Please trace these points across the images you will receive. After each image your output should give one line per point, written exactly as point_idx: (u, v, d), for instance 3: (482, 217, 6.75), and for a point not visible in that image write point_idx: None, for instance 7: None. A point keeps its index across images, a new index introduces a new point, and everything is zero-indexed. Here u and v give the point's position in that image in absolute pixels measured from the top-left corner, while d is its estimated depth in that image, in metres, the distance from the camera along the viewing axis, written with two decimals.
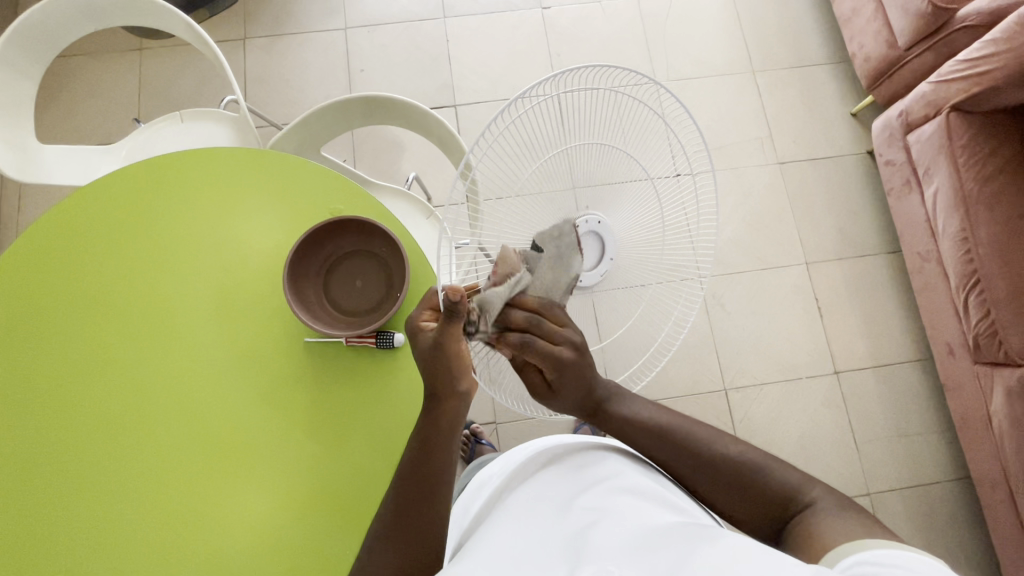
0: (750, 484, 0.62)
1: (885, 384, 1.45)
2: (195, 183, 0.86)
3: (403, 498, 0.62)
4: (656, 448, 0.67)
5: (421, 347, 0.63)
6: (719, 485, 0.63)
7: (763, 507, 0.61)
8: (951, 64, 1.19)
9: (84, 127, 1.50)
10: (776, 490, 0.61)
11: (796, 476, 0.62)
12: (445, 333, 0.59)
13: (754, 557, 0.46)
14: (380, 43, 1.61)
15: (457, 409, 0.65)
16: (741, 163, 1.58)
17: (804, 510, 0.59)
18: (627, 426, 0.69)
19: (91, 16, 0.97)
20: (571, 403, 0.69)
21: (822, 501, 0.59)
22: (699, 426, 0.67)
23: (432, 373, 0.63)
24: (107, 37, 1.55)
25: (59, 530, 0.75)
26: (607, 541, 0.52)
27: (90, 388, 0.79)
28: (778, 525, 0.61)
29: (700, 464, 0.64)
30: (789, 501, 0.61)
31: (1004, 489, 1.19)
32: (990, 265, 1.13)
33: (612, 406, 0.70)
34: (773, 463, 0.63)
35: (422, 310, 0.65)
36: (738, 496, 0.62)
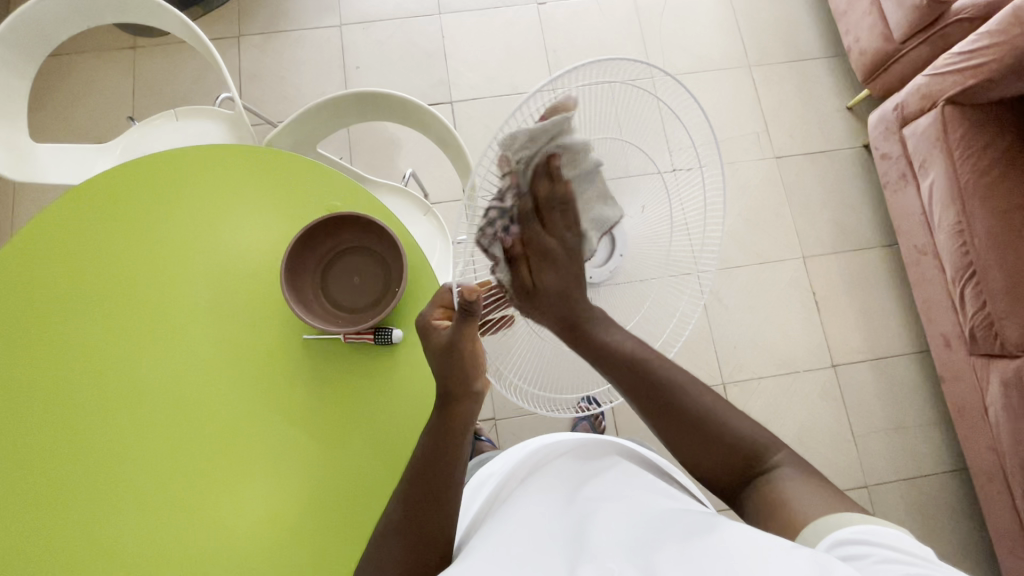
0: (713, 429, 0.63)
1: (882, 377, 1.45)
2: (191, 181, 0.86)
3: (413, 494, 0.62)
4: (626, 378, 0.65)
5: (434, 347, 0.63)
6: (692, 435, 0.63)
7: (729, 460, 0.62)
8: (946, 57, 1.19)
9: (79, 126, 1.49)
10: (744, 447, 0.62)
11: (764, 435, 0.63)
12: (461, 334, 0.60)
13: (753, 543, 0.46)
14: (375, 40, 1.61)
15: (469, 409, 0.65)
16: (737, 157, 1.58)
17: (767, 471, 0.60)
18: (601, 352, 0.65)
19: (83, 14, 0.96)
20: (551, 313, 0.65)
21: (786, 465, 0.60)
22: (677, 367, 0.66)
23: (447, 375, 0.63)
24: (101, 35, 1.54)
25: (58, 529, 0.74)
26: (607, 532, 0.52)
27: (87, 388, 0.79)
28: (743, 483, 0.62)
29: (671, 408, 0.64)
30: (754, 458, 0.62)
31: (1000, 479, 1.20)
32: (986, 256, 1.14)
33: (591, 330, 0.66)
34: (739, 416, 0.64)
35: (435, 308, 0.64)
36: (702, 445, 0.63)
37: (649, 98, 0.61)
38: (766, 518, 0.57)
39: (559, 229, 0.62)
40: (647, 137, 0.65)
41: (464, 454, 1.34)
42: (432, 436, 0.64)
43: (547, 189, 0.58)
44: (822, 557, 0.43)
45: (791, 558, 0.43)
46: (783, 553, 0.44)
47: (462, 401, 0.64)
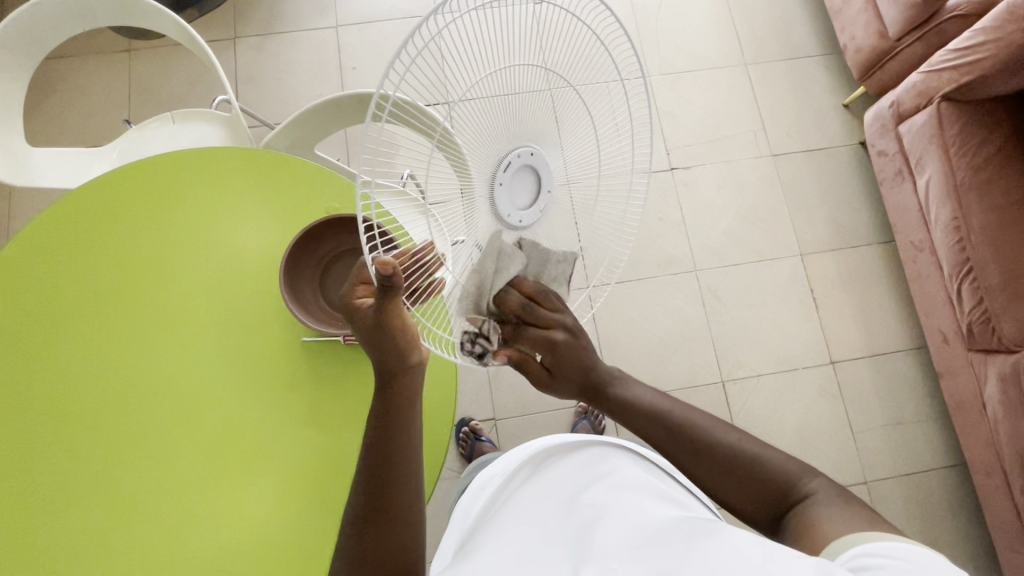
0: (747, 469, 0.61)
1: (881, 373, 1.46)
2: (187, 186, 0.85)
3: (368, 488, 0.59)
4: (655, 433, 0.65)
5: (362, 326, 0.59)
6: (726, 474, 0.61)
7: (763, 495, 0.60)
8: (942, 54, 1.19)
9: (74, 130, 1.48)
10: (776, 479, 0.60)
11: (791, 462, 0.62)
12: (383, 307, 0.56)
13: (754, 548, 0.46)
14: (371, 40, 1.61)
15: (410, 383, 0.63)
16: (734, 155, 1.58)
17: (803, 500, 0.59)
18: (629, 412, 0.66)
19: (77, 17, 0.96)
20: (571, 385, 0.67)
21: (820, 492, 0.59)
22: (698, 414, 0.65)
23: (380, 350, 0.60)
24: (95, 38, 1.54)
25: (58, 531, 0.74)
26: (608, 541, 0.51)
27: (85, 395, 0.78)
28: (778, 514, 0.60)
29: (703, 456, 0.62)
30: (789, 489, 0.60)
31: (999, 475, 1.20)
32: (983, 253, 1.14)
33: (614, 390, 0.67)
34: (768, 449, 0.63)
35: (355, 286, 0.60)
36: (741, 486, 0.61)
37: (585, 43, 0.57)
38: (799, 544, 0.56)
39: (548, 317, 0.60)
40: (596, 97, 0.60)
41: (464, 454, 1.34)
42: (377, 422, 0.61)
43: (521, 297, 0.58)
44: (826, 564, 0.43)
45: (793, 566, 0.43)
46: (784, 561, 0.44)
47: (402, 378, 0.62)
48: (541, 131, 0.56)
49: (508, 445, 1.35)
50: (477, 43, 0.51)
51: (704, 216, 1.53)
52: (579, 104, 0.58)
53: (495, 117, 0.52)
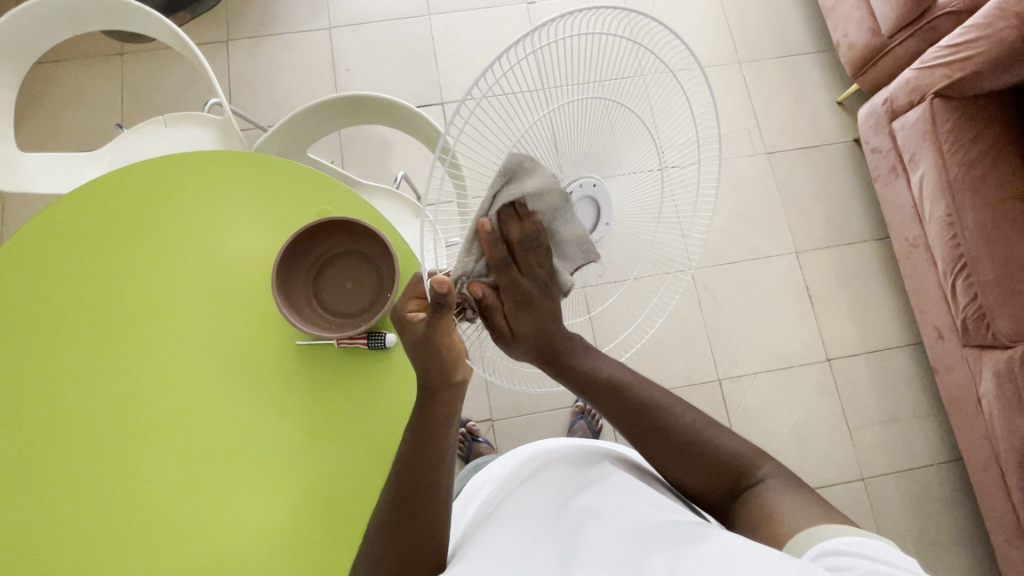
0: (697, 448, 0.62)
1: (877, 370, 1.46)
2: (182, 190, 0.85)
3: (402, 495, 0.60)
4: (606, 402, 0.67)
5: (411, 339, 0.62)
6: (678, 454, 0.63)
7: (715, 478, 0.62)
8: (934, 50, 1.20)
9: (67, 135, 1.48)
10: (728, 463, 0.62)
11: (748, 446, 0.63)
12: (435, 324, 0.58)
13: (741, 552, 0.46)
14: (365, 42, 1.60)
15: (451, 398, 0.64)
16: (729, 153, 1.58)
17: (755, 485, 0.60)
18: (587, 381, 0.68)
19: (67, 21, 0.95)
20: (530, 350, 0.67)
21: (772, 478, 0.60)
22: (652, 385, 0.67)
23: (425, 365, 0.62)
24: (87, 42, 1.53)
25: (54, 536, 0.74)
26: (599, 540, 0.52)
27: (83, 401, 0.78)
28: (731, 497, 0.61)
29: (653, 430, 0.64)
30: (742, 472, 0.61)
31: (995, 469, 1.20)
32: (977, 248, 1.15)
33: (571, 358, 0.68)
34: (726, 432, 0.64)
35: (408, 299, 0.62)
36: (692, 465, 0.62)
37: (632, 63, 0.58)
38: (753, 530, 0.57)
39: (533, 271, 0.61)
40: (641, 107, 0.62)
41: (461, 456, 1.34)
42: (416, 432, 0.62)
43: (518, 231, 0.56)
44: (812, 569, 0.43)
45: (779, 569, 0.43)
46: (770, 564, 0.44)
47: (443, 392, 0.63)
48: (603, 160, 0.61)
49: (505, 446, 1.35)
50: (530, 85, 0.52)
51: None
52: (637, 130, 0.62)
53: (564, 153, 0.57)
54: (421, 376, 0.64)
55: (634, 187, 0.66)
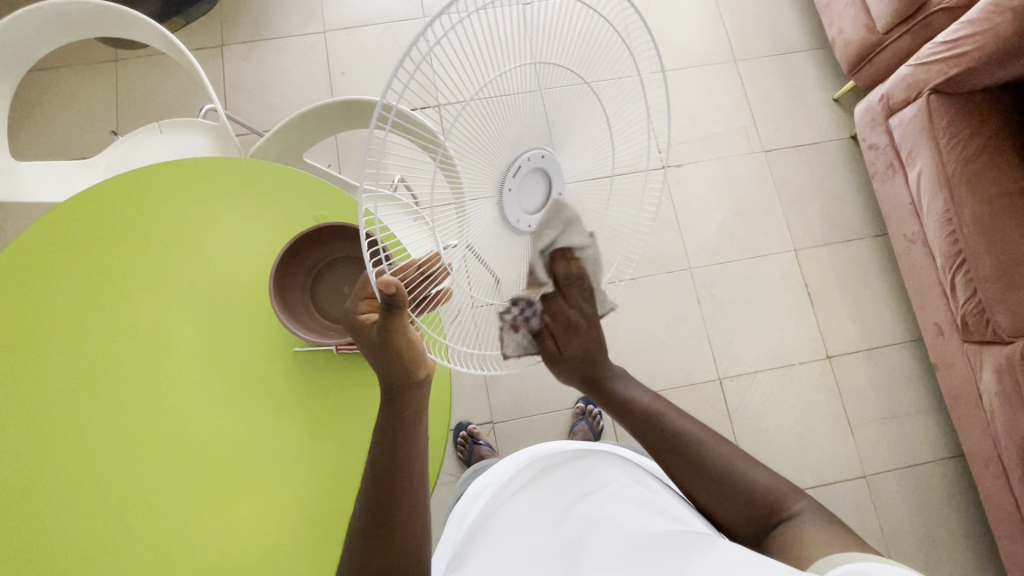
0: (732, 481, 0.62)
1: (877, 367, 1.46)
2: (177, 197, 0.85)
3: (377, 499, 0.58)
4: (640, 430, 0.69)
5: (367, 342, 0.61)
6: (710, 485, 0.63)
7: (746, 510, 0.61)
8: (930, 46, 1.20)
9: (63, 142, 1.47)
10: (760, 496, 0.61)
11: (782, 482, 0.62)
12: (387, 325, 0.57)
13: (739, 563, 0.46)
14: (360, 45, 1.60)
15: (414, 396, 0.64)
16: (726, 152, 1.58)
17: (786, 520, 0.59)
18: (624, 408, 0.71)
19: (61, 29, 0.95)
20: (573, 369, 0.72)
21: (806, 514, 0.59)
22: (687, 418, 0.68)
23: (383, 367, 0.62)
24: (81, 49, 1.52)
25: (55, 543, 0.74)
26: (599, 555, 0.51)
27: (81, 411, 0.78)
28: (761, 533, 0.61)
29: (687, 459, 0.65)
30: (773, 508, 0.61)
31: (998, 466, 1.20)
32: (975, 244, 1.14)
33: (611, 384, 0.73)
34: (759, 468, 0.63)
35: (358, 301, 0.61)
36: (724, 495, 0.62)
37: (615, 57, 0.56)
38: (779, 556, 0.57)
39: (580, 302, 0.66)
40: (615, 101, 0.59)
41: (462, 459, 1.34)
42: (384, 434, 0.62)
43: (563, 268, 0.60)
44: None
45: None
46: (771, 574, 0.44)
47: (407, 392, 0.64)
48: (554, 136, 0.56)
49: (506, 448, 1.35)
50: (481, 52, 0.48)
51: (697, 214, 1.53)
52: (588, 109, 0.57)
53: (510, 124, 0.52)
54: (382, 379, 0.63)
55: (589, 162, 0.60)
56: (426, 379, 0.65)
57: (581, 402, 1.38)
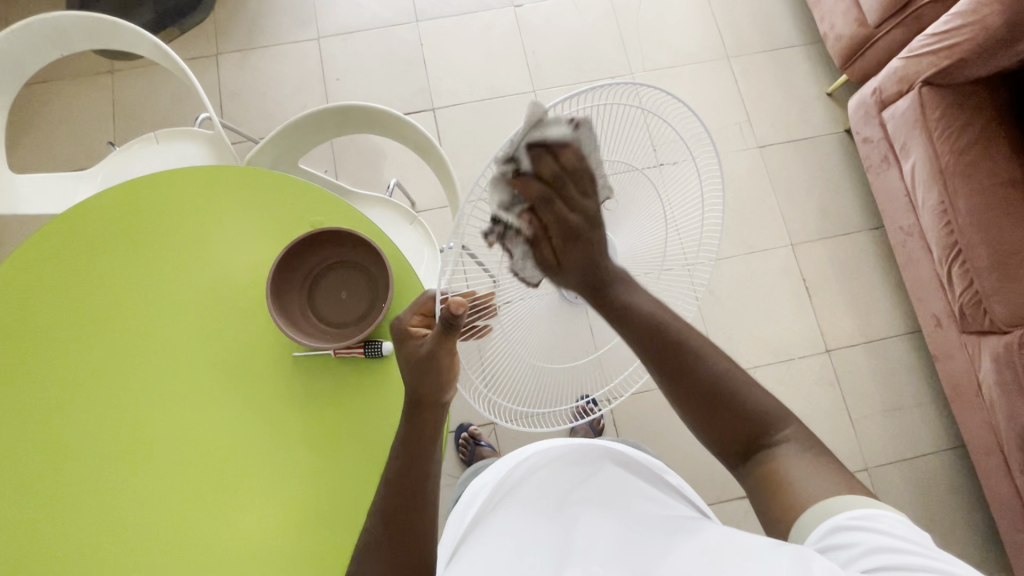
0: (726, 399, 0.60)
1: (876, 360, 1.46)
2: (173, 207, 0.85)
3: (391, 510, 0.60)
4: (649, 343, 0.60)
5: (408, 356, 0.60)
6: (708, 403, 0.60)
7: (737, 431, 0.60)
8: (921, 39, 1.20)
9: (62, 154, 1.48)
10: (753, 420, 0.60)
11: (776, 408, 0.60)
12: (440, 345, 0.57)
13: (735, 539, 0.48)
14: (354, 50, 1.61)
15: (438, 417, 0.63)
16: (721, 149, 1.59)
17: (773, 446, 0.59)
18: (626, 315, 0.59)
19: (55, 42, 0.96)
20: (575, 281, 0.58)
21: (793, 442, 0.58)
22: (696, 333, 0.61)
23: (415, 383, 0.60)
24: (78, 61, 1.54)
25: (56, 549, 0.74)
26: (597, 538, 0.51)
27: (83, 420, 0.78)
28: (746, 457, 0.60)
29: (682, 372, 0.60)
30: (761, 431, 0.60)
31: (998, 455, 1.20)
32: (971, 234, 1.15)
33: (617, 290, 0.60)
34: (755, 388, 0.61)
35: (412, 314, 0.62)
36: (715, 417, 0.60)
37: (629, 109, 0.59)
38: (768, 499, 0.56)
39: (579, 200, 0.56)
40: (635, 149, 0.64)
41: (464, 461, 1.34)
42: (402, 449, 0.62)
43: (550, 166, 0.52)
44: (805, 551, 0.43)
45: (775, 553, 0.44)
46: (768, 550, 0.45)
47: (434, 409, 0.62)
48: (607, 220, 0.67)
49: (508, 450, 1.36)
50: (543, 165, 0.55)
51: None
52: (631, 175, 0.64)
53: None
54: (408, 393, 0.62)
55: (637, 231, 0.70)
56: (447, 404, 0.63)
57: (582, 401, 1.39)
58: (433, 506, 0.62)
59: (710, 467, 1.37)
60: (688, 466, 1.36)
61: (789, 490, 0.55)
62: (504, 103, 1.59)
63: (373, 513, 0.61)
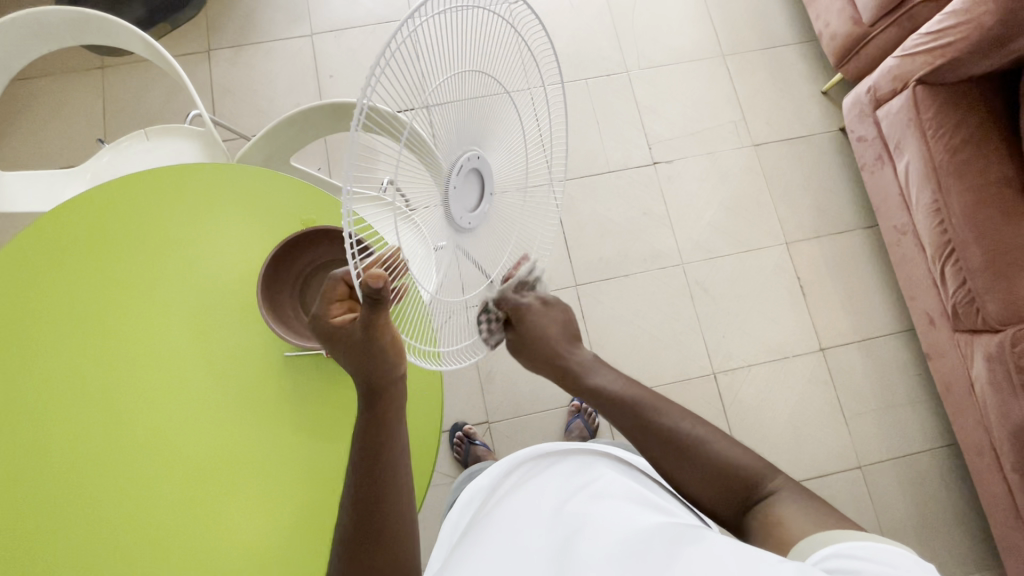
0: (700, 459, 0.63)
1: (870, 358, 1.47)
2: (165, 205, 0.84)
3: (362, 504, 0.59)
4: (620, 419, 0.68)
5: (344, 345, 0.59)
6: (685, 464, 0.63)
7: (723, 488, 0.62)
8: (915, 38, 1.20)
9: (51, 151, 1.46)
10: (739, 476, 0.62)
11: (758, 460, 0.63)
12: (372, 322, 0.55)
13: (731, 554, 0.47)
14: (348, 47, 1.59)
15: (395, 396, 0.63)
16: (717, 147, 1.58)
17: (765, 498, 0.60)
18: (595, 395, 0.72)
19: (42, 37, 0.94)
20: (546, 362, 0.75)
21: (783, 492, 0.60)
22: (668, 408, 0.67)
23: (362, 367, 0.60)
24: (68, 57, 1.52)
25: (46, 549, 0.74)
26: (593, 548, 0.51)
27: (74, 420, 0.77)
28: (740, 510, 0.61)
29: (660, 439, 0.65)
30: (752, 486, 0.61)
31: (990, 454, 1.21)
32: (964, 233, 1.15)
33: (581, 379, 0.73)
34: (730, 444, 0.64)
35: (330, 304, 0.60)
36: (696, 475, 0.63)
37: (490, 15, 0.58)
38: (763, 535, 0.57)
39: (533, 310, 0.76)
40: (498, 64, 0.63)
41: (459, 459, 1.34)
42: (363, 435, 0.61)
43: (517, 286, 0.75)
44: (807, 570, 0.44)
45: (777, 570, 0.44)
46: (769, 566, 0.45)
47: (387, 388, 0.62)
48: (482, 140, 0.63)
49: (503, 449, 1.35)
50: (422, 62, 0.52)
51: (689, 209, 1.54)
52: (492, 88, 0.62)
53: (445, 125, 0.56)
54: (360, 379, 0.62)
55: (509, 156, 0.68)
56: (401, 381, 0.63)
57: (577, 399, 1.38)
58: (408, 499, 0.62)
59: None
60: None
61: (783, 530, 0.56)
62: None
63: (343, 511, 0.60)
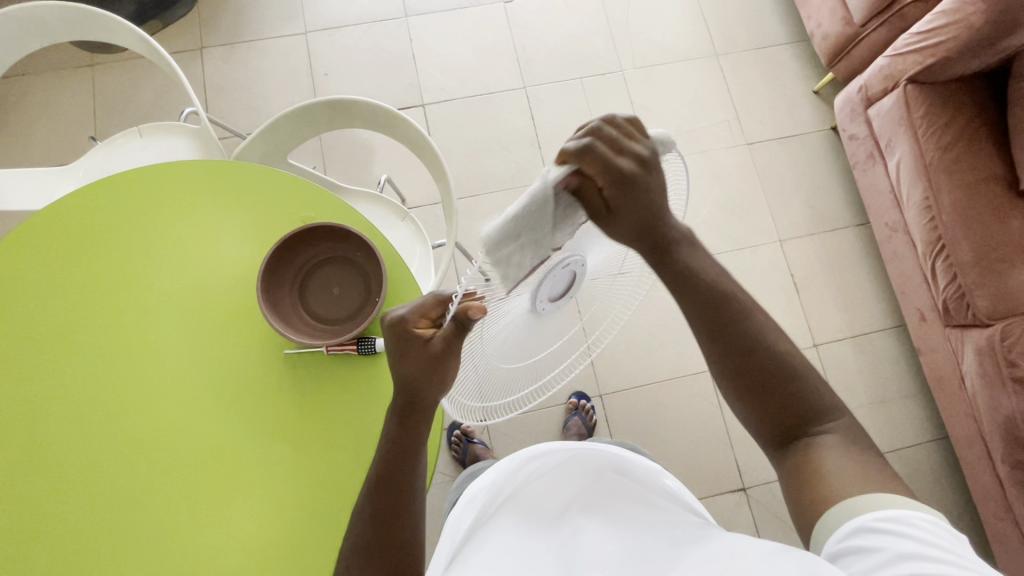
0: (777, 380, 0.57)
1: (863, 353, 1.49)
2: (161, 204, 0.83)
3: (382, 508, 0.59)
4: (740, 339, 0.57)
5: (416, 359, 0.55)
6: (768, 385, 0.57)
7: (780, 413, 0.57)
8: (906, 38, 1.22)
9: (40, 149, 1.44)
10: (801, 408, 0.58)
11: (827, 397, 0.59)
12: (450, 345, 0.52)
13: (745, 548, 0.48)
14: (342, 45, 1.59)
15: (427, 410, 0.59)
16: (710, 146, 1.60)
17: (815, 435, 0.57)
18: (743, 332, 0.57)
19: (33, 32, 0.93)
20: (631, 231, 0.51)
21: (832, 434, 0.56)
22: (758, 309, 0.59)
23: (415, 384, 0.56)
24: (57, 53, 1.50)
25: (40, 548, 0.73)
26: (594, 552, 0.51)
27: (71, 420, 0.76)
28: (783, 442, 0.58)
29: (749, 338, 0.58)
30: (805, 420, 0.57)
31: (980, 446, 1.23)
32: (955, 230, 1.17)
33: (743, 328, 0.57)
34: (814, 376, 0.59)
35: (418, 317, 0.55)
36: (766, 394, 0.57)
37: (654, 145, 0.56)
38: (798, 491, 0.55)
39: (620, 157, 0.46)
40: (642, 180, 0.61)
41: (457, 457, 1.34)
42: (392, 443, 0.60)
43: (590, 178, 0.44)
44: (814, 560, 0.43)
45: (783, 563, 0.44)
46: (776, 559, 0.45)
47: (426, 407, 0.59)
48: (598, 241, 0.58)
49: (500, 446, 1.36)
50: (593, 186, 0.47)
51: None
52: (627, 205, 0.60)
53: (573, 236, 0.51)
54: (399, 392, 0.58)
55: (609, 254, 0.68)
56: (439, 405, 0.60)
57: (574, 397, 1.39)
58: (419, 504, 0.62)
59: (702, 463, 1.37)
60: (679, 460, 1.37)
61: (827, 484, 0.52)
62: (493, 99, 1.58)
63: (361, 507, 0.61)
